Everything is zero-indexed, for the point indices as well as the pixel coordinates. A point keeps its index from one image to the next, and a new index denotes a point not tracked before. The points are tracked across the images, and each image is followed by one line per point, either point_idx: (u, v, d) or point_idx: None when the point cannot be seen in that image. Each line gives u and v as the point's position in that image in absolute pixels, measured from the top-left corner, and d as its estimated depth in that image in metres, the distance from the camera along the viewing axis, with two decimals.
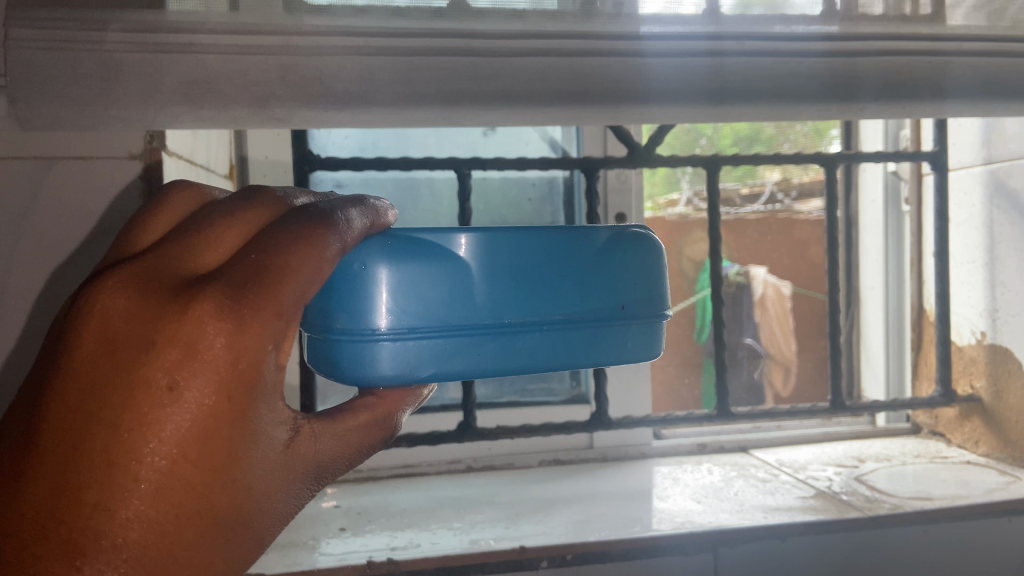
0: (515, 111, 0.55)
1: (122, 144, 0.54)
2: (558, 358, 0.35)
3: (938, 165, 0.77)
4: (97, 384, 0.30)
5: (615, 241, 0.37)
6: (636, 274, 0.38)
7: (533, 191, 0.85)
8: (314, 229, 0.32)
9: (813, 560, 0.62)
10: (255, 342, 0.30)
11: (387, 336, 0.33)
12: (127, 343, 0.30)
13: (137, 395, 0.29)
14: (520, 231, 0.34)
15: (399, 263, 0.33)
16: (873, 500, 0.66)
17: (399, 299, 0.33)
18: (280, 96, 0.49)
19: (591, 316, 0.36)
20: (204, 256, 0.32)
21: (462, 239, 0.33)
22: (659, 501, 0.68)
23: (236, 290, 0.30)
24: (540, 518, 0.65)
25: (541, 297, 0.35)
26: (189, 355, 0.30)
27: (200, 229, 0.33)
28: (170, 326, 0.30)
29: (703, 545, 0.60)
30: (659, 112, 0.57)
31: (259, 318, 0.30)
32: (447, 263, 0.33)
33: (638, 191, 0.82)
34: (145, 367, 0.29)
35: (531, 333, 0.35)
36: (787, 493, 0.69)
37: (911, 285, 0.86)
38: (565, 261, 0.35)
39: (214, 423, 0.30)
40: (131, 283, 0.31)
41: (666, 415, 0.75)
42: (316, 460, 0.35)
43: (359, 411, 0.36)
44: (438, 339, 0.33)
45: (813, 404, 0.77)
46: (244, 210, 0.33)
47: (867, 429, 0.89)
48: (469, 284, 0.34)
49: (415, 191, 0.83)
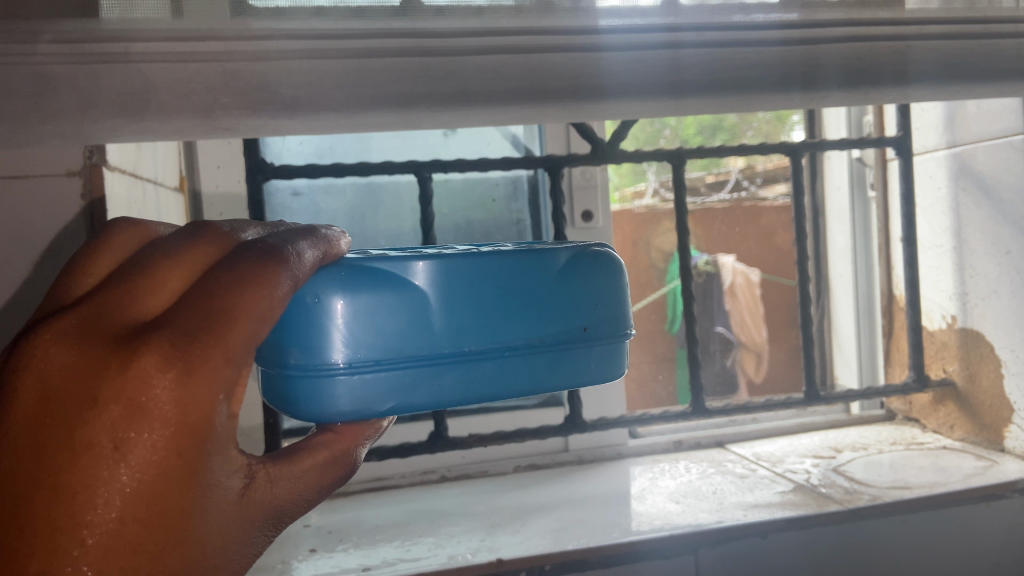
0: (470, 108, 0.53)
1: (59, 161, 0.50)
2: (521, 385, 0.34)
3: (902, 151, 0.77)
4: (39, 446, 0.28)
5: (577, 261, 0.36)
6: (601, 294, 0.36)
7: (497, 191, 0.83)
8: (264, 267, 0.29)
9: (795, 555, 0.61)
10: (205, 393, 0.28)
11: (343, 370, 0.31)
12: (67, 401, 0.28)
13: (80, 455, 0.27)
14: (480, 257, 0.33)
15: (354, 293, 0.31)
16: (852, 492, 0.65)
17: (355, 330, 0.31)
18: (225, 103, 0.46)
19: (555, 339, 0.34)
20: (149, 297, 0.30)
21: (418, 267, 0.32)
22: (636, 503, 0.67)
23: (183, 338, 0.28)
24: (517, 528, 0.63)
25: (502, 324, 0.33)
26: (134, 411, 0.27)
27: (144, 269, 0.30)
28: (114, 381, 0.27)
29: (685, 546, 0.59)
30: (619, 104, 0.56)
31: (206, 366, 0.28)
32: (403, 292, 0.31)
33: (604, 188, 0.80)
34: (88, 427, 0.27)
35: (492, 361, 0.33)
36: (765, 489, 0.68)
37: (879, 270, 0.86)
38: (529, 286, 0.34)
39: (164, 480, 0.28)
40: (70, 334, 0.28)
41: (641, 414, 0.73)
42: (269, 504, 0.33)
43: (315, 449, 0.35)
44: (398, 371, 0.32)
45: (788, 396, 0.75)
46: (189, 248, 0.31)
47: (842, 417, 0.88)
48: (427, 312, 0.32)
49: (375, 197, 0.80)
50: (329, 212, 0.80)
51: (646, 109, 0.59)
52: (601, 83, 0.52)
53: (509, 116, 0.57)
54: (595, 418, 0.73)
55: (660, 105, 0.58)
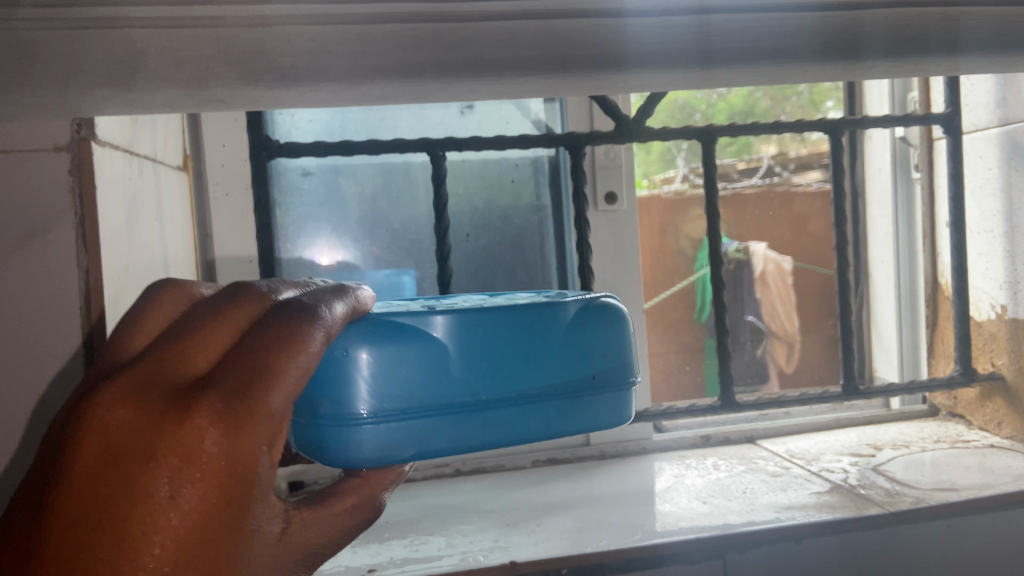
0: (482, 79, 0.49)
1: (45, 135, 0.46)
2: (536, 432, 0.35)
3: (951, 128, 0.72)
4: (101, 496, 0.29)
5: (585, 313, 0.37)
6: (611, 345, 0.38)
7: (516, 172, 0.79)
8: (298, 323, 0.31)
9: (831, 561, 0.57)
10: (250, 445, 0.30)
11: (369, 419, 0.33)
12: (128, 455, 0.29)
13: (139, 503, 0.29)
14: (495, 310, 0.35)
15: (377, 347, 0.33)
16: (893, 494, 0.61)
17: (380, 382, 0.33)
18: (218, 71, 0.43)
19: (566, 387, 0.36)
20: (196, 356, 0.32)
21: (438, 319, 0.34)
22: (661, 503, 0.63)
23: (231, 395, 0.30)
24: (533, 528, 0.59)
25: (517, 373, 0.35)
26: (189, 465, 0.29)
27: (191, 330, 0.32)
28: (169, 436, 0.29)
29: (712, 551, 0.55)
30: (642, 72, 0.51)
31: (251, 422, 0.30)
32: (424, 345, 0.34)
33: (629, 168, 0.74)
34: (146, 477, 0.29)
35: (508, 409, 0.35)
36: (800, 488, 0.63)
37: (924, 257, 0.80)
38: (540, 336, 0.35)
39: (211, 524, 0.30)
40: (129, 392, 0.30)
41: (666, 408, 0.70)
42: (306, 548, 0.35)
43: (346, 493, 0.37)
44: (421, 419, 0.33)
45: (824, 391, 0.71)
46: (230, 308, 0.33)
47: (882, 412, 0.83)
48: (444, 363, 0.34)
49: (389, 179, 0.77)
50: (340, 193, 0.76)
51: (673, 78, 0.54)
52: (621, 52, 0.48)
53: (525, 88, 0.52)
54: None
55: (688, 76, 0.54)
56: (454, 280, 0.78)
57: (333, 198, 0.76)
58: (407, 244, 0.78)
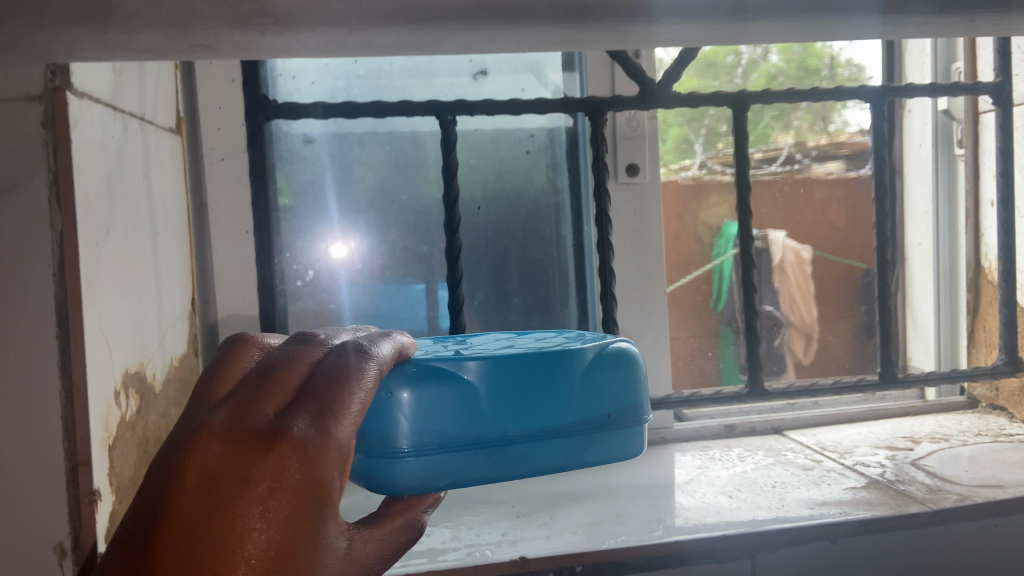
0: (497, 29, 0.44)
1: (16, 82, 0.42)
2: (559, 464, 0.39)
3: (1001, 99, 0.66)
4: (199, 522, 0.30)
5: (602, 358, 0.40)
6: (623, 386, 0.41)
7: (532, 143, 0.74)
8: (356, 364, 0.34)
9: (868, 561, 0.52)
10: (326, 469, 0.32)
11: (409, 453, 0.36)
12: (225, 483, 0.30)
13: (234, 526, 0.30)
14: (521, 355, 0.38)
15: (417, 388, 0.36)
16: (935, 491, 0.56)
17: (419, 419, 0.36)
18: (203, 15, 0.37)
19: (585, 424, 0.39)
20: (275, 392, 0.33)
21: (470, 363, 0.37)
22: (683, 496, 0.58)
23: (310, 424, 0.32)
24: (545, 521, 0.55)
25: (541, 412, 0.38)
26: (276, 489, 0.31)
27: (265, 368, 0.34)
28: (260, 463, 0.31)
29: (739, 550, 0.51)
30: (673, 24, 0.46)
31: (325, 449, 0.32)
32: (458, 386, 0.37)
33: (652, 139, 0.70)
34: (240, 501, 0.30)
35: (535, 443, 0.38)
36: (833, 484, 0.59)
37: (966, 236, 0.76)
38: (562, 379, 0.39)
39: (295, 541, 0.31)
40: (222, 428, 0.32)
41: (688, 395, 0.65)
42: (365, 566, 0.35)
43: (394, 514, 0.38)
44: (455, 453, 0.37)
45: (860, 379, 0.66)
46: (299, 351, 0.35)
47: (917, 402, 0.78)
48: (477, 402, 0.37)
49: (397, 148, 0.72)
50: (344, 162, 0.72)
51: (708, 32, 0.48)
52: (648, 5, 0.42)
53: (544, 41, 0.47)
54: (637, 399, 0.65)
55: (723, 29, 0.48)
56: (463, 259, 0.74)
57: (337, 167, 0.71)
58: (414, 217, 0.73)
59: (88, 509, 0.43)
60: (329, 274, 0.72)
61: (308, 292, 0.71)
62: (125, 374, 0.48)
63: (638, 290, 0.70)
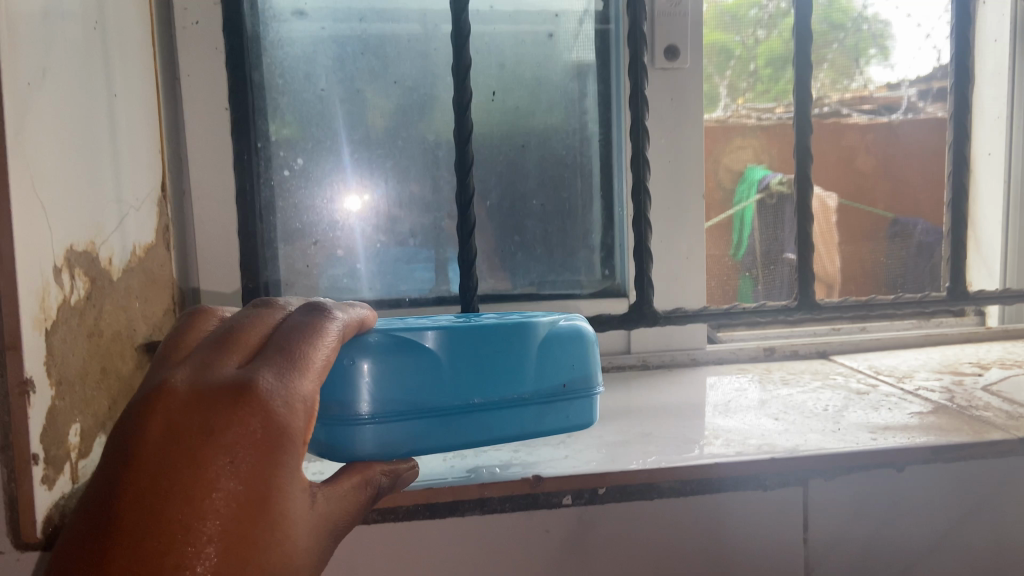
0: None
1: None
2: (514, 432, 0.38)
3: None
4: (163, 475, 0.27)
5: (556, 332, 0.39)
6: (577, 358, 0.39)
7: (556, 25, 0.65)
8: (321, 322, 0.33)
9: (938, 491, 0.45)
10: (294, 417, 0.30)
11: (368, 420, 0.35)
12: (189, 433, 0.28)
13: (200, 474, 0.27)
14: (480, 325, 0.36)
15: (378, 356, 0.34)
16: (1017, 417, 0.48)
17: (380, 388, 0.34)
18: None
19: (541, 393, 0.38)
20: (236, 352, 0.32)
21: (431, 333, 0.35)
22: (721, 418, 0.51)
23: (275, 374, 0.30)
24: (563, 440, 0.48)
25: (499, 384, 0.37)
26: (243, 434, 0.28)
27: (224, 334, 0.32)
28: (225, 410, 0.29)
29: (790, 476, 0.43)
30: None
31: (291, 399, 0.30)
32: (419, 355, 0.35)
33: (696, 18, 0.60)
34: (207, 449, 0.28)
35: (492, 411, 0.37)
36: (895, 408, 0.51)
37: None
38: (517, 352, 0.37)
39: (266, 490, 0.28)
40: (184, 383, 0.30)
41: (728, 307, 0.57)
42: (334, 525, 0.32)
43: (356, 470, 0.34)
44: (415, 420, 0.35)
45: (924, 295, 0.58)
46: (260, 316, 0.34)
47: (977, 330, 0.70)
48: (438, 371, 0.35)
49: (399, 26, 0.63)
50: (340, 41, 0.62)
51: None
52: None
53: None
54: (669, 311, 0.57)
55: None
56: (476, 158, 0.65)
57: (330, 46, 0.62)
58: (420, 102, 0.64)
59: (18, 402, 0.35)
60: (319, 171, 0.64)
61: (298, 181, 0.64)
62: (69, 250, 0.40)
63: (673, 192, 0.62)
